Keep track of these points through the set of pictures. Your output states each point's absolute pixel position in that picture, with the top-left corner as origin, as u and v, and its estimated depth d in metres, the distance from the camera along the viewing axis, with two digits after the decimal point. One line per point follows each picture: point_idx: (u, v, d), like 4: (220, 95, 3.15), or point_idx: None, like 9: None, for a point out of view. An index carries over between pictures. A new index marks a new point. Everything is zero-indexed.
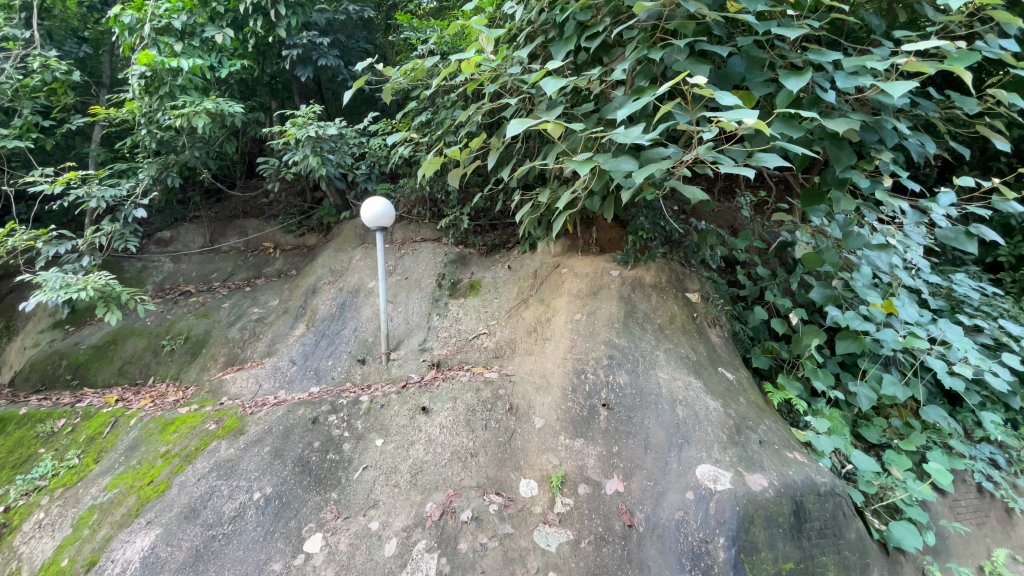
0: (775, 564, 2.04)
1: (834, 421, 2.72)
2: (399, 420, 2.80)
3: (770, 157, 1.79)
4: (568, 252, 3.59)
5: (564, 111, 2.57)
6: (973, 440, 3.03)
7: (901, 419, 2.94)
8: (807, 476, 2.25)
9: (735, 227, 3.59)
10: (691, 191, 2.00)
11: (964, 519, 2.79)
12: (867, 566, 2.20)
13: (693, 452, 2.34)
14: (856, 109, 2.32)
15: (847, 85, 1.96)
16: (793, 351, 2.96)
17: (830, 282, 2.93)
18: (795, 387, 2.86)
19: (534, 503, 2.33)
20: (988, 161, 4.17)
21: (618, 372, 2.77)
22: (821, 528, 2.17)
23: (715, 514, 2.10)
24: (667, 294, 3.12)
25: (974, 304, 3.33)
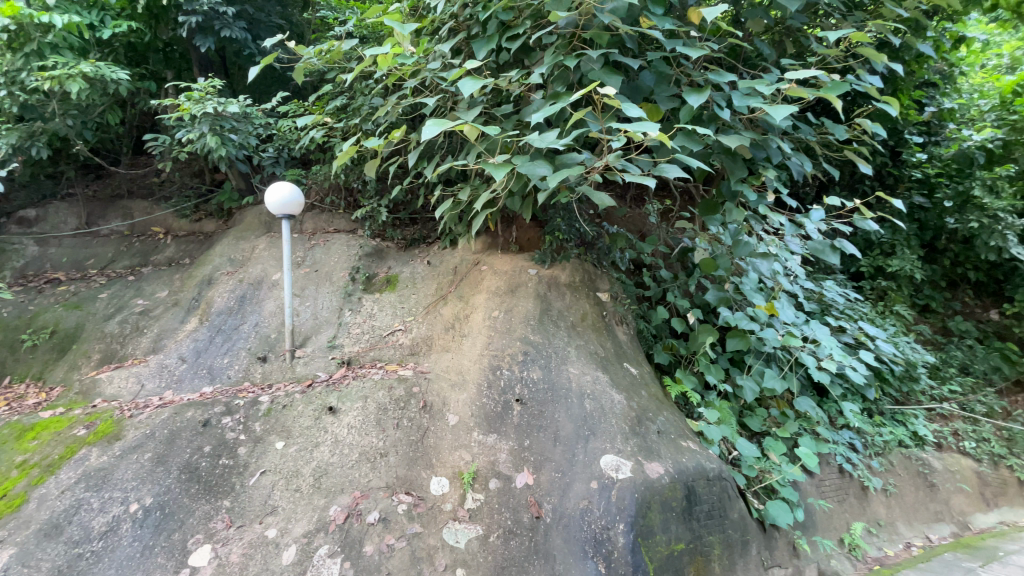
0: (668, 545, 2.22)
1: (722, 411, 2.99)
2: (304, 421, 2.66)
3: (672, 168, 1.92)
4: (488, 249, 3.58)
5: (484, 109, 2.57)
6: (837, 426, 3.48)
7: (779, 409, 3.29)
8: (698, 463, 2.46)
9: (645, 232, 3.81)
10: (601, 197, 2.11)
11: (828, 497, 3.16)
12: (746, 542, 2.47)
13: (599, 443, 2.46)
14: (748, 128, 2.55)
15: (742, 104, 2.14)
16: (690, 348, 3.20)
17: (723, 285, 3.20)
18: (691, 380, 3.09)
19: (445, 501, 2.33)
20: (855, 183, 4.76)
21: (531, 368, 2.83)
22: (709, 510, 2.39)
23: (616, 502, 2.22)
24: (580, 293, 3.22)
25: (840, 308, 3.80)
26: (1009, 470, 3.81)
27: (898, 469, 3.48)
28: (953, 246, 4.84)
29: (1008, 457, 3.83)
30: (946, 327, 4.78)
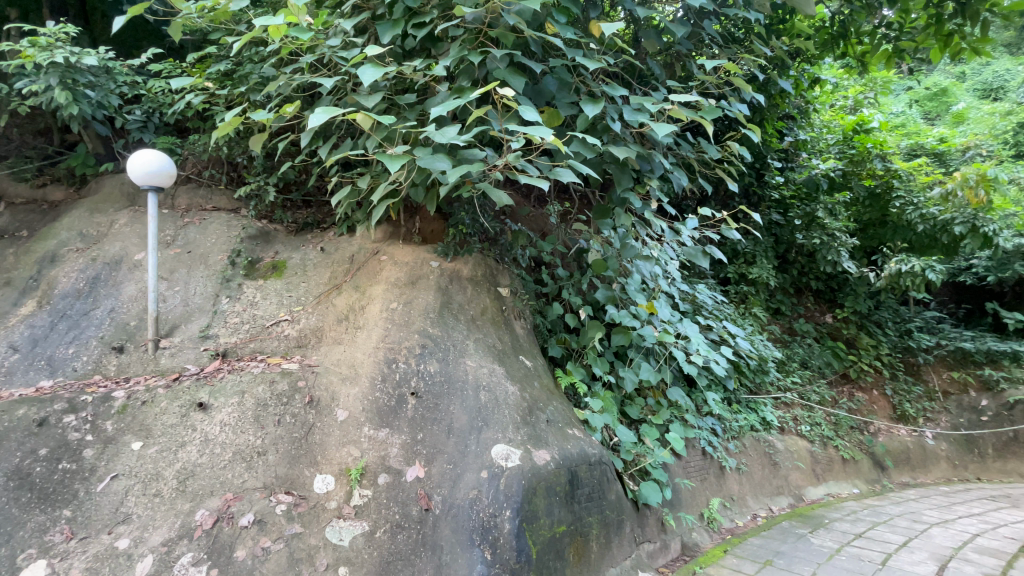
0: (551, 528, 2.34)
1: (606, 401, 3.21)
2: (167, 419, 2.40)
3: (566, 172, 2.02)
4: (388, 239, 3.46)
5: (387, 95, 2.49)
6: (702, 414, 3.90)
7: (654, 398, 3.61)
8: (582, 449, 2.65)
9: (546, 232, 3.95)
10: (500, 195, 2.16)
11: (692, 476, 3.54)
12: (620, 520, 2.73)
13: (491, 433, 2.48)
14: (638, 140, 2.75)
15: (632, 118, 2.31)
16: (581, 342, 3.39)
17: (612, 284, 3.42)
18: (580, 372, 3.28)
19: (329, 498, 2.25)
20: (724, 200, 5.37)
21: (428, 360, 2.76)
22: (589, 493, 2.58)
23: (504, 489, 2.27)
24: (481, 287, 3.21)
25: (707, 309, 4.27)
26: (832, 449, 4.57)
27: (749, 450, 4.00)
28: (799, 258, 5.67)
29: (834, 438, 4.63)
30: (792, 327, 5.58)
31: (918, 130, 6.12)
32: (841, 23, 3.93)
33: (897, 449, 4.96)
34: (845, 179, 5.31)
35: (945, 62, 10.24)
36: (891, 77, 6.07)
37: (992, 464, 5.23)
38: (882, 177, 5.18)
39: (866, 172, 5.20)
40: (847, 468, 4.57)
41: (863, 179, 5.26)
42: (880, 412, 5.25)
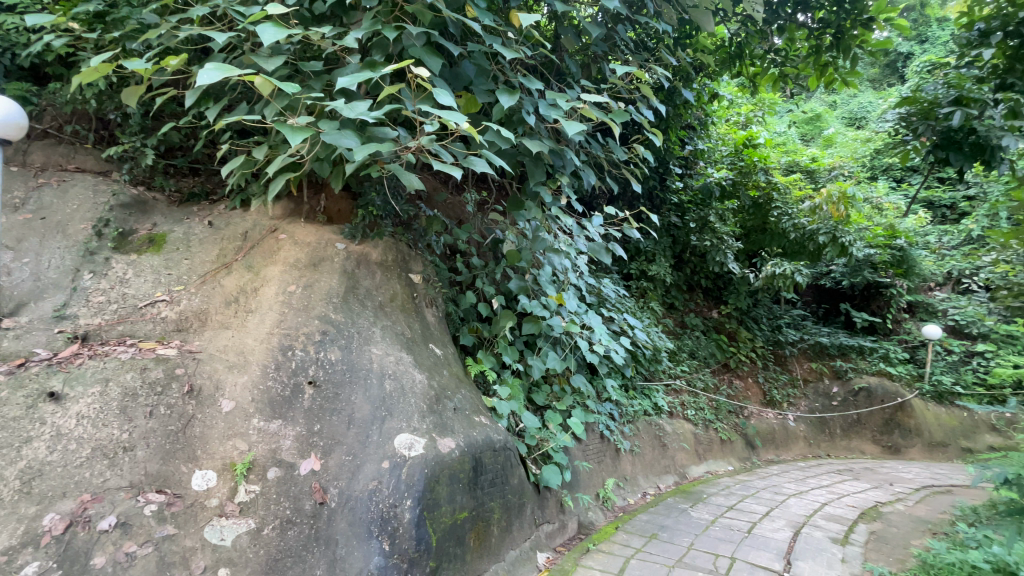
0: (452, 514, 2.36)
1: (513, 388, 3.27)
2: (6, 412, 2.04)
3: (480, 161, 2.00)
4: (289, 216, 3.22)
5: (290, 60, 2.29)
6: (602, 400, 4.12)
7: (560, 385, 3.75)
8: (487, 436, 2.68)
9: (463, 219, 3.92)
10: (411, 178, 2.06)
11: (591, 459, 3.74)
12: (520, 503, 2.83)
13: (395, 422, 2.41)
14: (551, 135, 2.81)
15: (546, 113, 2.35)
16: (492, 331, 3.40)
17: (525, 275, 3.46)
18: (490, 360, 3.31)
19: (209, 496, 2.08)
20: (629, 198, 5.65)
21: (329, 348, 2.61)
22: (492, 478, 2.63)
23: (405, 479, 2.23)
24: (391, 273, 3.11)
25: (610, 301, 4.54)
26: (713, 431, 5.07)
27: (642, 433, 4.32)
28: (693, 258, 6.15)
29: (714, 421, 5.14)
30: (683, 320, 6.09)
31: (796, 149, 6.90)
32: (738, 44, 4.28)
33: (765, 430, 5.61)
34: (734, 188, 5.85)
35: (822, 90, 11.56)
36: (777, 100, 6.80)
37: (839, 441, 6.04)
38: (765, 189, 5.74)
39: (751, 184, 5.75)
40: (724, 448, 5.09)
41: (749, 189, 5.80)
42: (754, 398, 5.92)
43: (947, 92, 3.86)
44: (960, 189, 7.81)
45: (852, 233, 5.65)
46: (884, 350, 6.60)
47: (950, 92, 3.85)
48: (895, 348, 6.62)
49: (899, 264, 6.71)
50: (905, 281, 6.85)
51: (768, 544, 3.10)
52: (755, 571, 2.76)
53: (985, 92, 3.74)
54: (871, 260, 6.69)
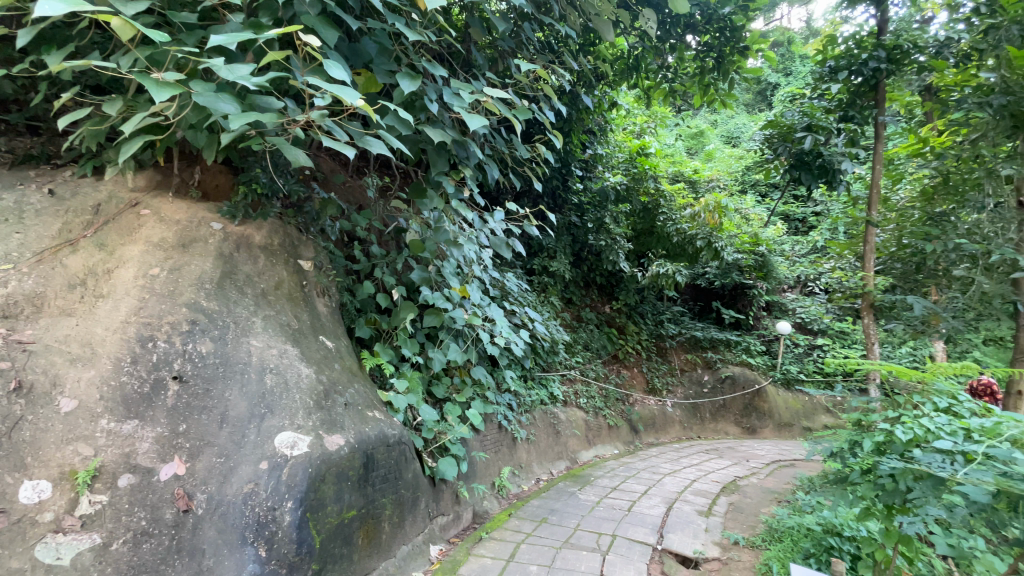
0: (339, 514, 2.26)
1: (412, 381, 3.18)
2: None
3: (376, 143, 1.91)
4: (153, 188, 2.83)
5: (158, 9, 2.00)
6: (502, 391, 4.20)
7: (460, 377, 3.74)
8: (380, 431, 2.62)
9: (363, 205, 3.75)
10: (295, 154, 1.85)
11: (488, 449, 3.79)
12: (414, 497, 2.80)
13: (276, 420, 2.25)
14: (455, 124, 2.77)
15: (449, 102, 2.31)
16: (391, 323, 3.28)
17: (427, 266, 3.37)
18: (388, 353, 3.19)
19: (42, 510, 1.76)
20: (524, 193, 5.77)
21: (199, 340, 2.34)
22: (384, 474, 2.57)
23: (286, 480, 2.09)
24: (277, 258, 2.88)
25: (513, 296, 4.69)
26: (602, 417, 5.41)
27: (537, 422, 4.49)
28: (590, 256, 6.46)
29: (604, 408, 5.49)
30: (580, 315, 6.42)
31: (681, 160, 7.53)
32: (636, 57, 4.56)
33: (647, 416, 6.11)
34: (628, 193, 6.21)
35: (706, 109, 12.74)
36: (668, 113, 7.36)
37: (708, 424, 6.75)
38: (653, 196, 6.26)
39: (642, 190, 6.18)
40: (612, 433, 5.45)
41: (640, 195, 6.25)
42: (638, 386, 6.43)
43: (801, 119, 4.43)
44: (809, 206, 9.04)
45: (724, 240, 6.32)
46: (745, 343, 7.55)
47: (804, 119, 4.42)
48: (754, 341, 7.63)
49: (761, 268, 7.63)
50: (764, 284, 7.82)
51: (645, 520, 3.38)
52: (632, 545, 2.99)
53: (830, 122, 4.35)
54: (738, 264, 7.45)
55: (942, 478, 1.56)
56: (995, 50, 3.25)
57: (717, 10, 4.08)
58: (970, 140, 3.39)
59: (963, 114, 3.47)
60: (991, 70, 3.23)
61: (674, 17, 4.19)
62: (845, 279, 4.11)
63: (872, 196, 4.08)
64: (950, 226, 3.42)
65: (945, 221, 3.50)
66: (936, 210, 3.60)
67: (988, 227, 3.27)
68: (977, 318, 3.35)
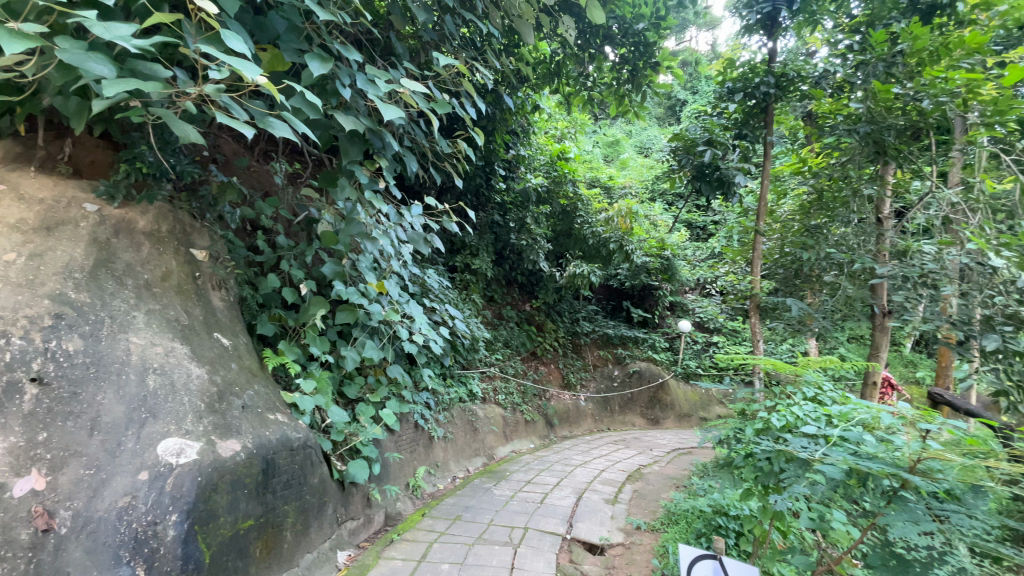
0: (234, 525, 2.10)
1: (320, 381, 3.00)
2: None
3: (280, 126, 1.79)
4: (10, 161, 2.43)
5: None
6: (418, 389, 4.12)
7: (375, 376, 3.61)
8: (283, 435, 2.47)
9: (269, 191, 3.50)
10: (184, 130, 1.65)
11: (403, 450, 3.69)
12: (322, 503, 2.68)
13: (160, 426, 2.03)
14: (370, 113, 2.66)
15: (363, 89, 2.21)
16: (299, 320, 3.06)
17: (340, 260, 3.19)
18: (294, 352, 2.98)
19: None
20: (446, 189, 5.73)
21: (65, 337, 2.01)
22: (287, 480, 2.43)
23: (170, 491, 1.90)
24: (165, 247, 2.60)
25: (434, 292, 4.62)
26: (519, 413, 5.51)
27: (455, 420, 4.46)
28: (512, 255, 6.55)
29: (521, 404, 5.60)
30: (501, 313, 6.49)
31: (598, 166, 7.86)
32: (557, 62, 4.68)
33: (562, 410, 6.31)
34: (548, 195, 6.36)
35: (621, 119, 13.41)
36: (586, 120, 7.64)
37: (617, 416, 7.11)
38: (572, 199, 6.47)
39: (562, 193, 6.35)
40: (528, 428, 5.57)
41: (560, 198, 6.43)
42: (554, 381, 6.63)
43: (703, 134, 4.80)
44: (709, 215, 9.83)
45: (635, 243, 6.69)
46: (651, 340, 8.08)
47: (705, 134, 4.79)
48: (659, 338, 8.18)
49: (666, 271, 8.17)
50: (669, 285, 8.40)
51: (555, 511, 3.49)
52: (543, 537, 3.07)
53: (727, 139, 4.76)
54: (647, 267, 7.90)
55: (805, 460, 1.76)
56: (864, 84, 3.73)
57: (632, 25, 4.27)
58: (841, 163, 3.89)
59: (835, 139, 3.95)
60: (859, 102, 3.69)
61: (593, 28, 4.34)
62: (737, 283, 4.54)
63: (761, 209, 4.54)
64: (822, 237, 3.88)
65: (818, 233, 3.98)
66: (812, 223, 4.07)
67: (852, 239, 3.75)
68: (842, 318, 3.82)
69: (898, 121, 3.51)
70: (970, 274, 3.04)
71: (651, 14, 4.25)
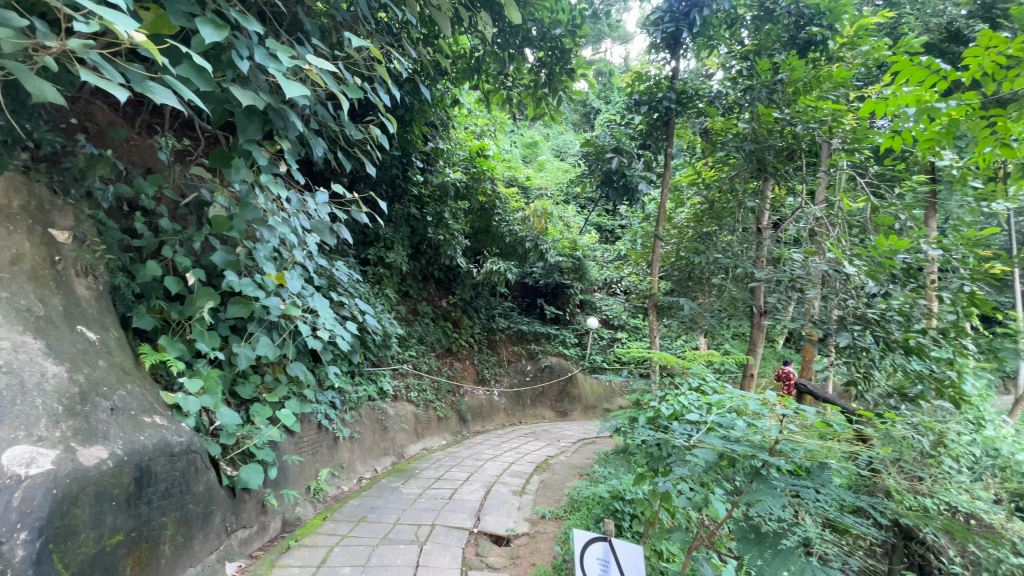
0: (99, 541, 1.87)
1: (209, 380, 2.73)
2: None
3: (163, 94, 1.62)
4: None
5: None
6: (323, 388, 3.92)
7: (273, 374, 3.36)
8: (161, 439, 2.24)
9: (151, 168, 3.12)
10: (39, 87, 1.43)
11: (304, 452, 3.49)
12: (208, 513, 2.47)
13: (3, 432, 1.73)
14: (272, 91, 2.47)
15: (263, 63, 2.05)
16: (184, 313, 2.76)
17: (234, 248, 2.93)
18: (177, 348, 2.69)
19: None
20: (358, 177, 5.54)
21: None
22: (166, 489, 2.21)
23: (18, 506, 1.63)
24: (15, 225, 2.22)
25: (343, 286, 4.42)
26: (431, 409, 5.44)
27: (363, 419, 4.31)
28: (429, 250, 6.42)
29: (434, 400, 5.53)
30: (415, 308, 6.37)
31: (515, 165, 7.97)
32: (477, 59, 4.67)
33: (475, 406, 6.33)
34: (466, 191, 6.34)
35: (539, 122, 13.72)
36: (505, 118, 7.70)
37: (528, 409, 7.29)
38: (490, 196, 6.53)
39: (480, 189, 6.37)
40: (440, 424, 5.52)
41: (478, 194, 6.45)
42: (468, 377, 6.63)
43: (611, 142, 5.05)
44: (617, 219, 10.38)
45: (549, 242, 6.87)
46: (562, 336, 8.38)
47: (613, 142, 5.06)
48: (569, 334, 8.50)
49: (578, 271, 8.43)
50: (580, 284, 8.75)
51: (464, 506, 3.50)
52: (450, 532, 3.07)
53: (632, 148, 5.08)
54: (559, 266, 8.14)
55: (679, 443, 1.97)
56: (750, 106, 4.15)
57: (550, 30, 4.37)
58: (729, 177, 4.30)
59: (725, 155, 4.35)
60: (745, 123, 4.10)
61: (512, 28, 4.38)
62: (639, 283, 4.84)
63: (662, 215, 4.89)
64: (712, 243, 4.27)
65: (710, 239, 4.36)
66: (704, 230, 4.49)
67: (736, 247, 4.16)
68: (727, 317, 4.22)
69: (776, 142, 3.97)
70: (829, 280, 3.50)
71: (568, 20, 4.42)
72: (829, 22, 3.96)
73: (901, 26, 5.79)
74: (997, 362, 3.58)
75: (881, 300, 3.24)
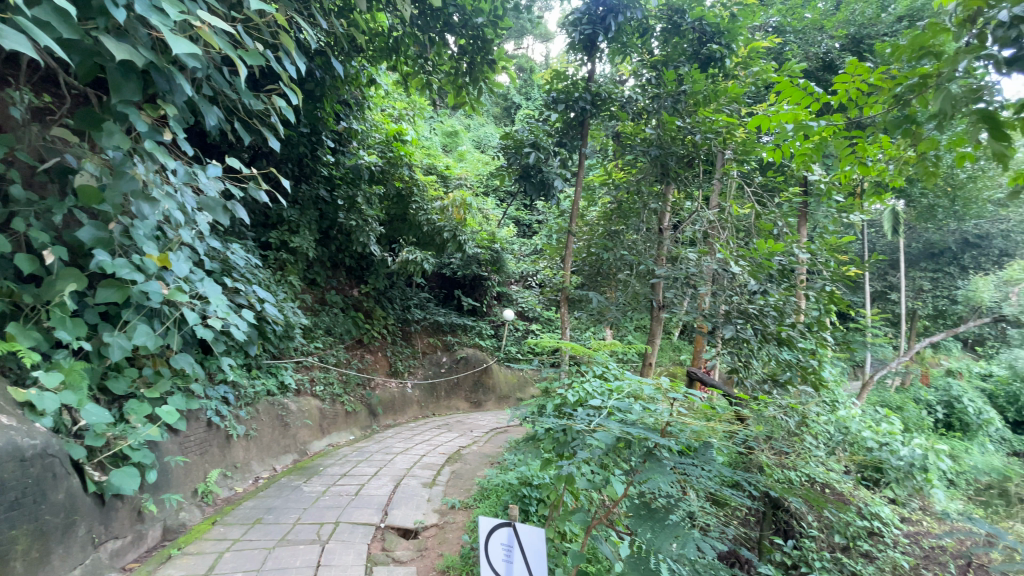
0: None
1: (71, 374, 2.39)
2: None
3: (14, 36, 1.38)
4: None
5: None
6: (214, 382, 3.60)
7: (153, 367, 2.99)
8: (9, 442, 1.93)
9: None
10: None
11: (190, 453, 3.18)
12: (70, 524, 2.18)
13: None
14: (156, 48, 2.19)
15: (144, 14, 1.81)
16: (39, 297, 2.38)
17: (106, 224, 2.57)
18: (30, 338, 2.32)
19: None
20: (259, 153, 5.14)
21: None
22: (15, 499, 1.92)
23: None
24: None
25: (239, 271, 4.07)
26: (339, 403, 5.21)
27: (260, 415, 4.02)
28: (339, 236, 6.12)
29: (342, 394, 5.29)
30: (323, 297, 6.06)
31: (434, 152, 7.80)
32: (396, 39, 4.50)
33: (386, 399, 6.17)
34: (381, 175, 6.11)
35: (459, 111, 13.54)
36: (426, 104, 7.49)
37: (442, 401, 7.23)
38: (407, 182, 6.31)
39: (396, 175, 6.17)
40: (348, 419, 5.30)
41: (394, 180, 6.24)
42: (380, 369, 6.42)
43: (529, 137, 5.11)
44: (534, 214, 10.59)
45: (467, 234, 6.83)
46: (477, 327, 8.40)
47: (531, 137, 5.12)
48: (485, 326, 8.55)
49: (496, 264, 8.42)
50: (497, 276, 8.81)
51: (371, 501, 3.40)
52: (355, 529, 2.98)
53: (549, 145, 5.16)
54: (476, 258, 8.13)
55: (580, 429, 2.02)
56: (657, 113, 4.42)
57: (471, 18, 4.30)
58: (636, 180, 4.57)
59: (634, 157, 4.60)
60: (652, 129, 4.36)
61: (433, 11, 4.29)
62: (553, 277, 4.98)
63: (575, 212, 5.06)
64: (620, 241, 4.51)
65: (618, 237, 4.60)
66: (613, 228, 4.72)
67: (641, 246, 4.44)
68: (631, 310, 4.48)
69: (678, 149, 4.28)
70: (719, 278, 3.81)
71: (489, 10, 4.36)
72: (727, 41, 4.41)
73: (787, 52, 6.46)
74: (850, 352, 4.15)
75: (760, 297, 3.62)
